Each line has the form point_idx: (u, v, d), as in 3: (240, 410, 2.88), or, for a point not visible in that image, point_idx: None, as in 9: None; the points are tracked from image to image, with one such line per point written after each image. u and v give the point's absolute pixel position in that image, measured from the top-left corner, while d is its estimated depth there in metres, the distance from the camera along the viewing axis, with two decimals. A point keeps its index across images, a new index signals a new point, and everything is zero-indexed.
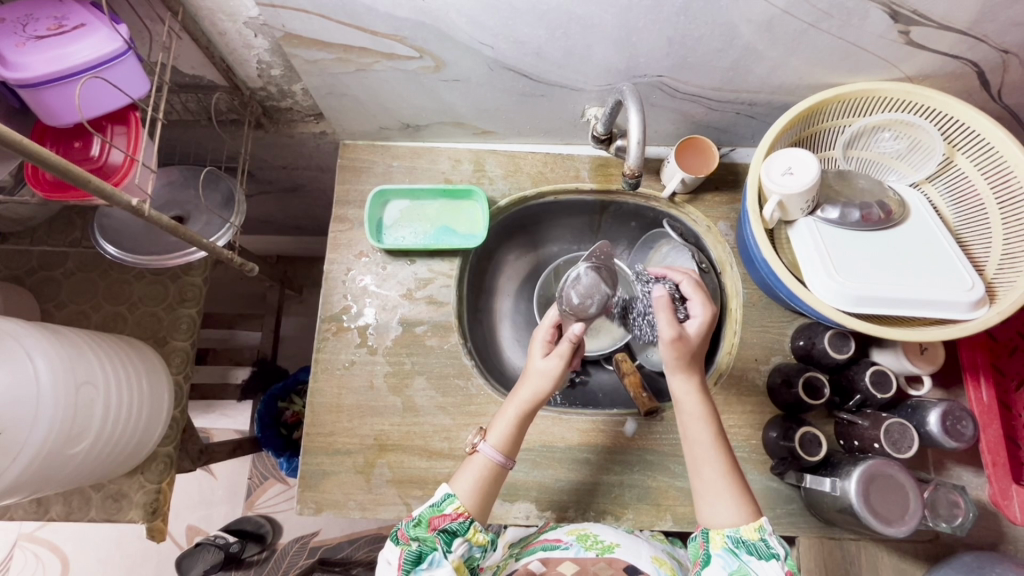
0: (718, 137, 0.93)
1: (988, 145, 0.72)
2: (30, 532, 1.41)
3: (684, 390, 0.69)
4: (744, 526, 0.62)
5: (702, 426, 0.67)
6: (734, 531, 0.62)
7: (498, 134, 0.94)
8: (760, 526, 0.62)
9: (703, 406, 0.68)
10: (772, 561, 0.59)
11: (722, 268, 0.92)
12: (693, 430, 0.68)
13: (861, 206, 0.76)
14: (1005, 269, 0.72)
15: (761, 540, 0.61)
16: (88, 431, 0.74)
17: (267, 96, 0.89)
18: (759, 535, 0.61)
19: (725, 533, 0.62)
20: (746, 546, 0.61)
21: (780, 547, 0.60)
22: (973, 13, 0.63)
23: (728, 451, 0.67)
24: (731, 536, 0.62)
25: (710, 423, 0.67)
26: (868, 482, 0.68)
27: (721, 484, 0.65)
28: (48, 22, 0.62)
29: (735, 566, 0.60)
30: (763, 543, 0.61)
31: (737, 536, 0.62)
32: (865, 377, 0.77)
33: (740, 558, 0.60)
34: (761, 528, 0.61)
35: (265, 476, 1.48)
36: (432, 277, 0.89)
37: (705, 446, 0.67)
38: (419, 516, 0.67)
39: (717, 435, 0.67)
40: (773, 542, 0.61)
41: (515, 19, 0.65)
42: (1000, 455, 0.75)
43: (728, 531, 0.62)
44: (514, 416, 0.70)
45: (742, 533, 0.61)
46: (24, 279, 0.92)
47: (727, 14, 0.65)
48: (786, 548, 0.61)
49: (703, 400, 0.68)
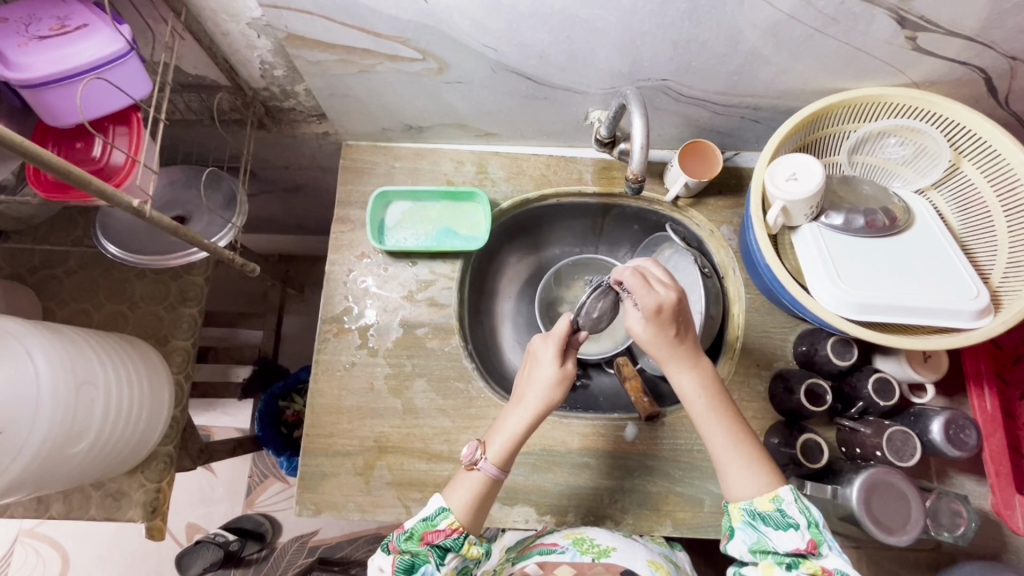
0: (723, 141, 0.92)
1: (994, 152, 0.72)
2: (31, 529, 1.42)
3: (686, 380, 0.68)
4: (758, 498, 0.62)
5: (701, 401, 0.68)
6: (749, 504, 0.62)
7: (501, 136, 0.94)
8: (776, 497, 0.62)
9: (699, 380, 0.68)
10: (790, 531, 0.60)
11: (724, 273, 0.92)
12: (696, 408, 0.68)
13: (865, 213, 0.75)
14: (1010, 278, 0.72)
15: (777, 511, 0.61)
16: (88, 431, 0.74)
17: (270, 97, 0.89)
18: (774, 506, 0.61)
19: (741, 506, 0.63)
20: (762, 518, 0.62)
21: (798, 517, 0.60)
22: (981, 19, 0.63)
23: (734, 416, 0.67)
24: (747, 508, 0.63)
25: (709, 394, 0.68)
26: (870, 491, 0.67)
27: (733, 454, 0.65)
28: (51, 22, 0.62)
29: (756, 539, 0.62)
30: (779, 514, 0.61)
31: (751, 508, 0.62)
32: (868, 386, 0.77)
33: (759, 531, 0.62)
34: (777, 499, 0.61)
35: (264, 474, 1.49)
36: (433, 279, 0.89)
37: (709, 418, 0.67)
38: (411, 529, 0.67)
39: (719, 405, 0.68)
40: (791, 512, 0.61)
41: (519, 22, 0.65)
42: (1003, 465, 0.75)
43: (743, 504, 0.63)
44: (517, 429, 0.70)
45: (756, 505, 0.62)
46: (26, 277, 0.92)
47: (732, 18, 0.64)
48: (806, 514, 0.60)
49: (697, 374, 0.69)
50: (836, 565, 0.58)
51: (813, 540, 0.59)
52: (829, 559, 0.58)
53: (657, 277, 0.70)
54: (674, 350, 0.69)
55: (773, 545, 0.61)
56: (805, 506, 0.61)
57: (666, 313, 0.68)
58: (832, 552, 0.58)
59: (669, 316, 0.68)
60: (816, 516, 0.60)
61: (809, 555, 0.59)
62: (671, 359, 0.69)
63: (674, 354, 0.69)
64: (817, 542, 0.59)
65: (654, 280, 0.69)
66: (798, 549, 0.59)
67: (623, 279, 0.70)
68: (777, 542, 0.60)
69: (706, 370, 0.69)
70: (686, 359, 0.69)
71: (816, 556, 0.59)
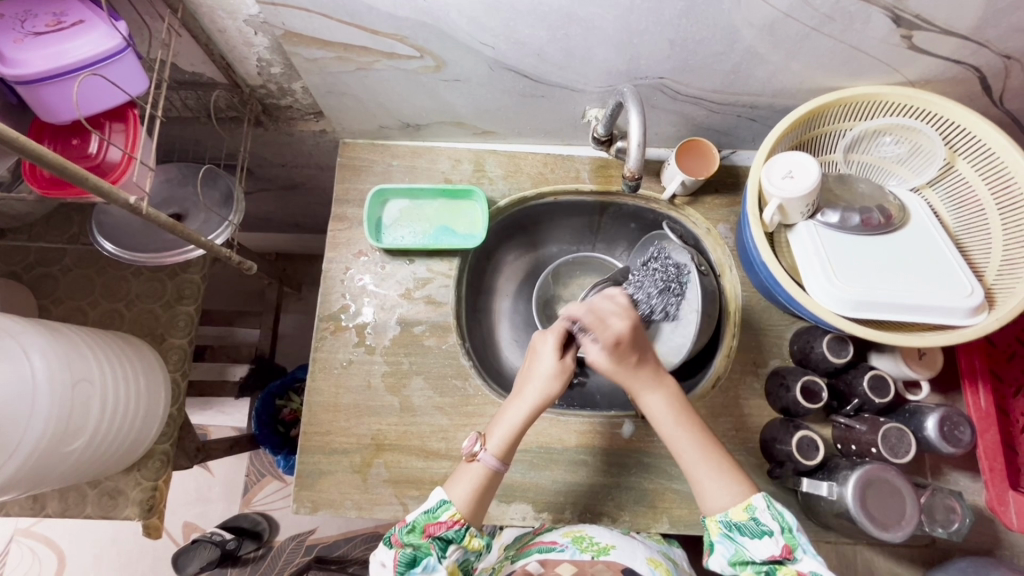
0: (719, 139, 0.93)
1: (988, 151, 0.73)
2: (25, 528, 1.41)
3: (654, 403, 0.69)
4: (733, 509, 0.63)
5: (669, 418, 0.68)
6: (725, 516, 0.63)
7: (498, 134, 0.94)
8: (749, 505, 0.62)
9: (665, 398, 0.69)
10: (764, 538, 0.61)
11: (721, 271, 0.92)
12: (665, 426, 0.68)
13: (861, 211, 0.76)
14: (1004, 275, 0.72)
15: (751, 520, 0.62)
16: (83, 430, 0.74)
17: (267, 94, 0.89)
18: (749, 515, 0.62)
19: (718, 519, 0.64)
20: (738, 528, 0.63)
21: (771, 523, 0.61)
22: (976, 18, 0.63)
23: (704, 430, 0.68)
24: (723, 521, 0.63)
25: (676, 412, 0.69)
26: (864, 487, 0.68)
27: (704, 469, 0.66)
28: (46, 18, 0.61)
29: (734, 550, 0.63)
30: (753, 522, 0.62)
31: (727, 520, 0.63)
32: (863, 382, 0.77)
33: (736, 541, 0.63)
34: (750, 508, 0.62)
35: (261, 473, 1.49)
36: (431, 277, 0.89)
37: (679, 433, 0.68)
38: (413, 522, 0.67)
39: (686, 422, 0.68)
40: (765, 519, 0.62)
41: (517, 19, 0.65)
42: (997, 461, 0.76)
43: (720, 517, 0.64)
44: (516, 422, 0.70)
45: (731, 517, 0.63)
46: (21, 275, 0.92)
47: (729, 17, 0.65)
48: (780, 521, 0.61)
49: (664, 393, 0.70)
50: (811, 570, 0.59)
51: (786, 545, 0.60)
52: (804, 564, 0.59)
53: (611, 310, 0.70)
54: (637, 374, 0.70)
55: (750, 555, 0.62)
56: (778, 511, 0.62)
57: (625, 343, 0.68)
58: (806, 556, 0.60)
59: (628, 346, 0.69)
60: (790, 522, 0.61)
61: (785, 561, 0.60)
62: (636, 384, 0.70)
63: (638, 378, 0.70)
64: (790, 548, 0.60)
65: (608, 313, 0.70)
66: (773, 556, 0.60)
67: (580, 314, 0.71)
68: (755, 551, 0.61)
69: (671, 388, 0.70)
70: (650, 381, 0.70)
71: (791, 561, 0.60)
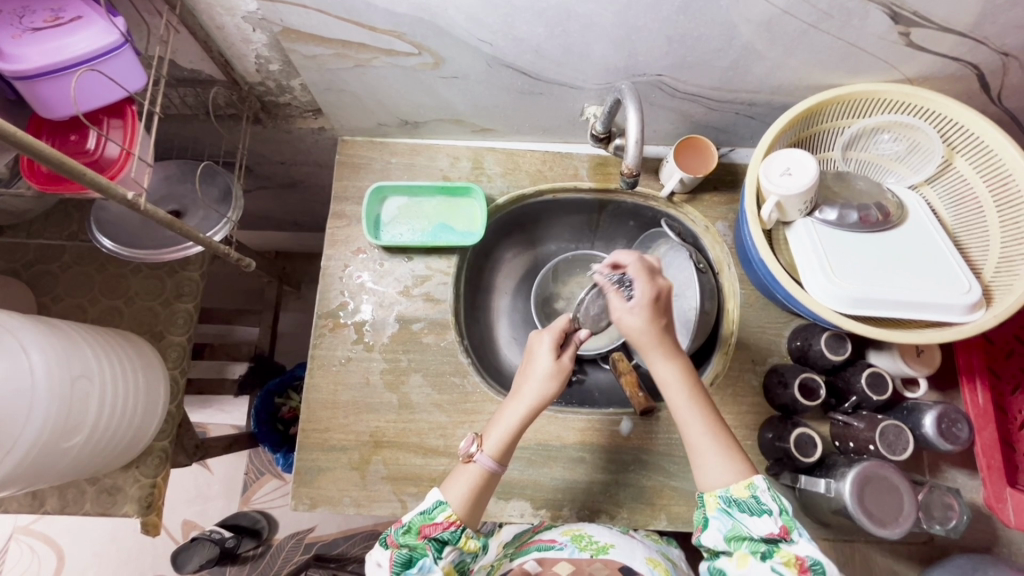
0: (718, 137, 0.93)
1: (987, 148, 0.73)
2: (25, 526, 1.41)
3: (669, 371, 0.69)
4: (734, 485, 0.63)
5: (681, 389, 0.68)
6: (724, 491, 0.63)
7: (497, 132, 0.94)
8: (750, 483, 0.62)
9: (680, 369, 0.69)
10: (763, 516, 0.61)
11: (720, 268, 0.92)
12: (674, 396, 0.68)
13: (859, 208, 0.76)
14: (1002, 272, 0.72)
15: (752, 497, 0.62)
16: (82, 426, 0.74)
17: (266, 91, 0.89)
18: (750, 492, 0.62)
19: (717, 494, 0.64)
20: (737, 505, 0.62)
21: (772, 503, 0.61)
22: (973, 15, 0.63)
23: (710, 405, 0.68)
24: (723, 496, 0.63)
25: (687, 384, 0.68)
26: (863, 483, 0.68)
27: (709, 443, 0.66)
28: (46, 14, 0.61)
29: (730, 526, 0.63)
30: (754, 500, 0.62)
31: (727, 495, 0.63)
32: (861, 380, 0.77)
33: (733, 517, 0.62)
34: (751, 485, 0.62)
35: (260, 471, 1.49)
36: (429, 274, 0.89)
37: (687, 406, 0.68)
38: (408, 523, 0.67)
39: (696, 395, 0.68)
40: (765, 498, 0.62)
41: (515, 16, 0.65)
42: (995, 458, 0.76)
43: (720, 492, 0.64)
44: (514, 423, 0.70)
45: (732, 493, 0.63)
46: (21, 272, 0.92)
47: (727, 14, 0.65)
48: (779, 501, 0.62)
49: (677, 363, 0.69)
50: (808, 552, 0.59)
51: (784, 526, 0.60)
52: (801, 546, 0.59)
53: (655, 267, 0.72)
54: (661, 338, 0.69)
55: (748, 531, 0.61)
56: (777, 493, 0.62)
57: (661, 303, 0.70)
58: (802, 539, 0.60)
59: (663, 307, 0.70)
60: (786, 504, 0.62)
61: (782, 542, 0.60)
62: (654, 347, 0.69)
63: (659, 342, 0.69)
64: (788, 528, 0.60)
65: (652, 271, 0.71)
66: (772, 534, 0.60)
67: (626, 262, 0.71)
68: (752, 528, 0.61)
69: (685, 359, 0.70)
70: (668, 348, 0.69)
71: (788, 541, 0.60)
